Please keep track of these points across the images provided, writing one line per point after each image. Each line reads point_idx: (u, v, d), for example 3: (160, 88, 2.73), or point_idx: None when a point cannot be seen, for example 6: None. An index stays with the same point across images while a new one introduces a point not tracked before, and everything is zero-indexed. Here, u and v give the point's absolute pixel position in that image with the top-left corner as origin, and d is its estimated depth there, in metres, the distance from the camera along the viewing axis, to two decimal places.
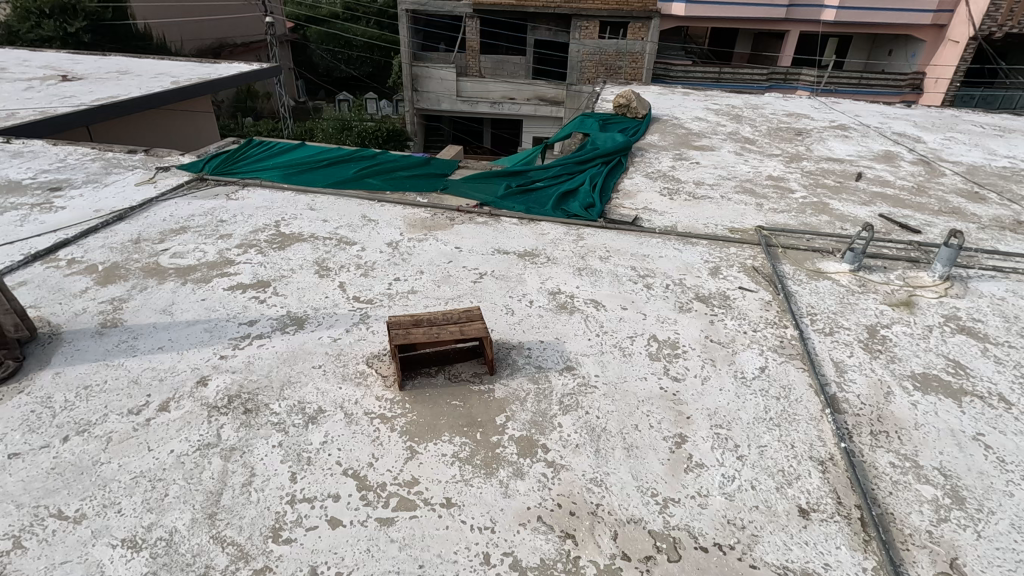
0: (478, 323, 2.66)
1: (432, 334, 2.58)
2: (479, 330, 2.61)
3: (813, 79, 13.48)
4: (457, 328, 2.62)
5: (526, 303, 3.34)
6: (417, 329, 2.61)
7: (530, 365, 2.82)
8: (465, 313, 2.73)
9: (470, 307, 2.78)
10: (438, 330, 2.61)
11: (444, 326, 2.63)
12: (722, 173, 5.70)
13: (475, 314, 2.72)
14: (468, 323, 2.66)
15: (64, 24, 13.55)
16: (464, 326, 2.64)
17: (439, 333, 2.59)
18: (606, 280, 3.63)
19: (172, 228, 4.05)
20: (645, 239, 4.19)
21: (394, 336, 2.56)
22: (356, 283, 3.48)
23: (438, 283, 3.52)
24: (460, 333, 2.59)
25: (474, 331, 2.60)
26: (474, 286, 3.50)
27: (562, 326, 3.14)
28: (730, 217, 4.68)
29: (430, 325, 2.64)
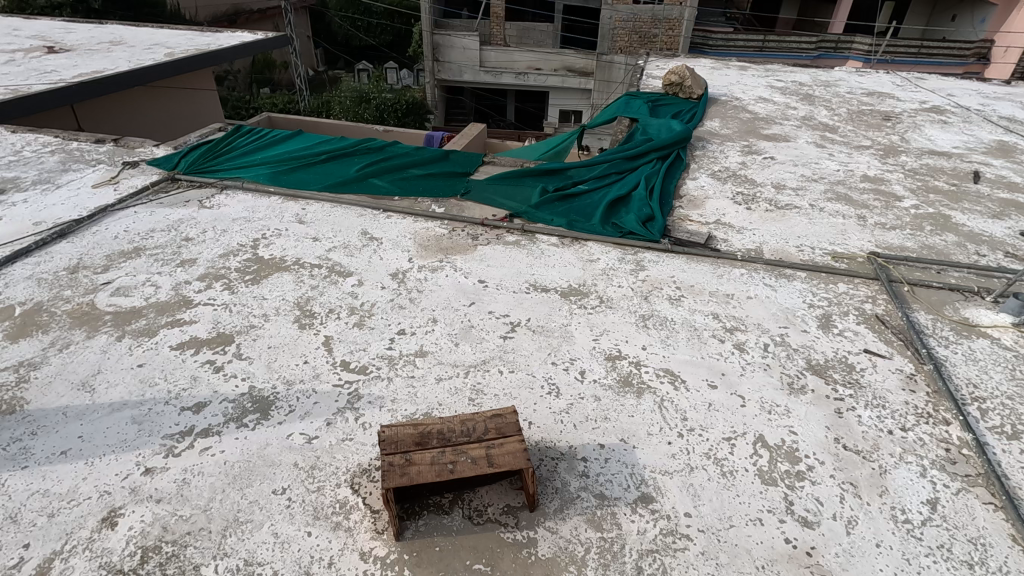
0: (516, 442, 1.79)
1: (444, 468, 1.68)
2: (518, 456, 1.74)
3: (867, 49, 11.80)
4: (481, 451, 1.75)
5: (576, 375, 2.44)
6: (420, 458, 1.71)
7: (587, 495, 1.93)
8: (493, 423, 1.85)
9: (501, 410, 1.90)
10: (451, 459, 1.71)
11: (464, 450, 1.75)
12: (805, 172, 4.64)
13: (511, 425, 1.84)
14: (500, 443, 1.78)
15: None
16: (492, 447, 1.76)
17: (455, 465, 1.70)
18: (680, 336, 2.70)
19: (122, 251, 3.21)
20: (724, 270, 3.23)
21: (386, 474, 1.65)
22: (347, 339, 2.61)
23: (455, 340, 2.63)
24: (487, 465, 1.71)
25: (509, 460, 1.72)
26: (506, 345, 2.60)
27: (629, 419, 2.23)
28: (828, 236, 3.67)
29: (441, 448, 1.75)
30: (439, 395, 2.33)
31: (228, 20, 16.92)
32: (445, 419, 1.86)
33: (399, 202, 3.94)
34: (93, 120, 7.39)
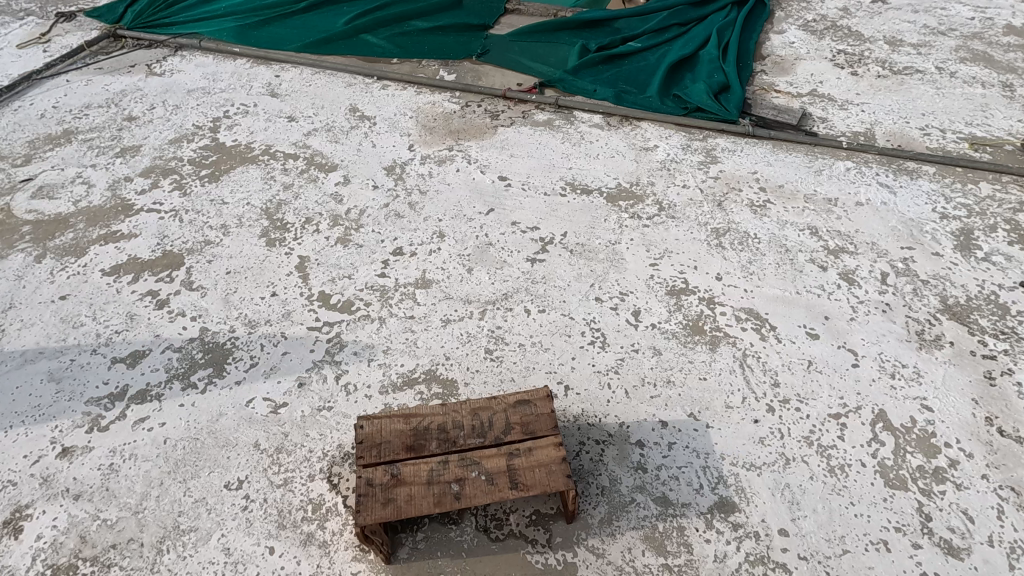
0: (553, 446, 1.24)
1: (444, 493, 1.18)
2: (554, 472, 1.21)
3: None
4: (499, 462, 1.22)
5: (627, 318, 1.83)
6: (410, 474, 1.20)
7: (644, 501, 1.42)
8: (518, 415, 1.29)
9: (531, 394, 1.33)
10: (456, 477, 1.20)
11: (474, 460, 1.23)
12: (929, 20, 3.53)
13: (545, 419, 1.29)
14: (529, 450, 1.24)
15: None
16: (514, 458, 1.23)
17: (460, 487, 1.19)
18: (767, 262, 2.02)
19: (49, 135, 2.54)
20: (823, 164, 2.44)
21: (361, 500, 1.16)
22: (327, 262, 2.01)
23: (467, 265, 2.01)
24: (508, 486, 1.19)
25: (541, 479, 1.19)
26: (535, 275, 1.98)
27: (700, 385, 1.66)
28: (964, 113, 2.76)
29: (440, 458, 1.23)
30: (446, 344, 1.76)
31: None
32: (449, 405, 1.32)
33: (399, 66, 3.08)
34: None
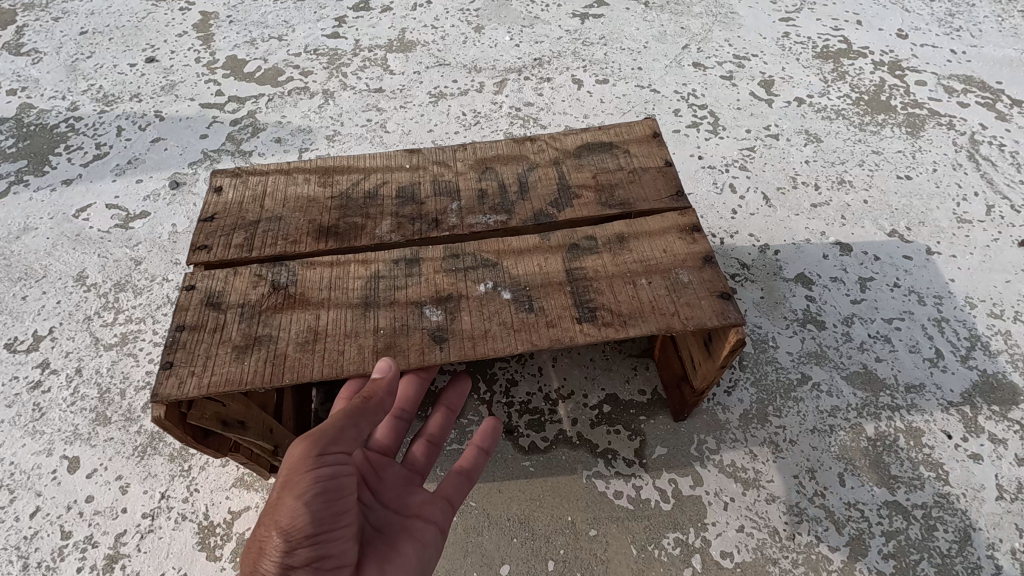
0: (672, 232, 0.60)
1: (407, 331, 0.54)
2: (684, 289, 0.55)
3: None
4: (546, 267, 0.58)
5: (752, 92, 1.06)
6: (322, 294, 0.56)
7: (827, 382, 0.70)
8: (583, 173, 0.67)
9: (611, 137, 0.70)
10: (436, 290, 0.56)
11: (482, 264, 0.58)
12: None
13: (653, 181, 0.65)
14: (614, 241, 0.59)
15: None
16: (580, 258, 0.58)
17: (443, 316, 0.54)
18: (981, 15, 1.20)
19: None
20: None
21: (186, 349, 0.53)
22: (246, 18, 1.23)
23: (475, 23, 1.21)
24: (567, 312, 0.54)
25: (654, 305, 0.54)
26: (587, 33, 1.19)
27: (901, 189, 0.90)
28: None
29: (402, 255, 0.59)
30: (438, 128, 1.01)
31: None
32: (432, 156, 0.70)
33: None
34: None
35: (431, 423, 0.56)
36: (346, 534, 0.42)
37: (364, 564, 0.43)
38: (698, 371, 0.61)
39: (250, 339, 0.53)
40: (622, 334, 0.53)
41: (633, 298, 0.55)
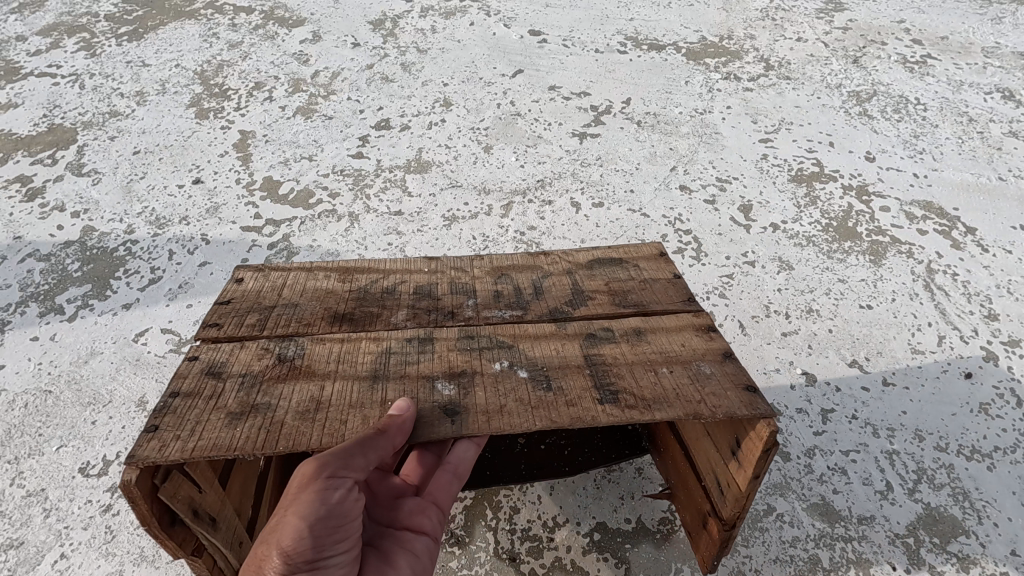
0: (687, 330, 0.66)
1: (420, 402, 0.58)
2: (707, 379, 0.59)
3: None
4: (564, 355, 0.63)
5: (733, 216, 1.18)
6: (329, 366, 0.61)
7: (789, 513, 0.80)
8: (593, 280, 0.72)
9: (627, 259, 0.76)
10: (452, 375, 0.61)
11: (500, 355, 0.63)
12: None
13: (659, 287, 0.72)
14: (635, 335, 0.65)
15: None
16: (597, 346, 0.64)
17: (456, 390, 0.58)
18: (943, 137, 1.32)
19: None
20: (1002, 10, 1.68)
21: (175, 414, 0.54)
22: (280, 137, 1.38)
23: (485, 143, 1.35)
24: (588, 405, 0.58)
25: (677, 394, 0.57)
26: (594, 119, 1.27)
27: (863, 318, 1.01)
28: None
29: (417, 336, 0.65)
30: (451, 252, 1.13)
31: None
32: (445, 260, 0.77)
33: None
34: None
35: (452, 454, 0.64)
36: (344, 555, 0.52)
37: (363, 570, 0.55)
38: (724, 468, 0.62)
39: (251, 420, 0.55)
40: (646, 416, 0.55)
41: (648, 395, 0.59)
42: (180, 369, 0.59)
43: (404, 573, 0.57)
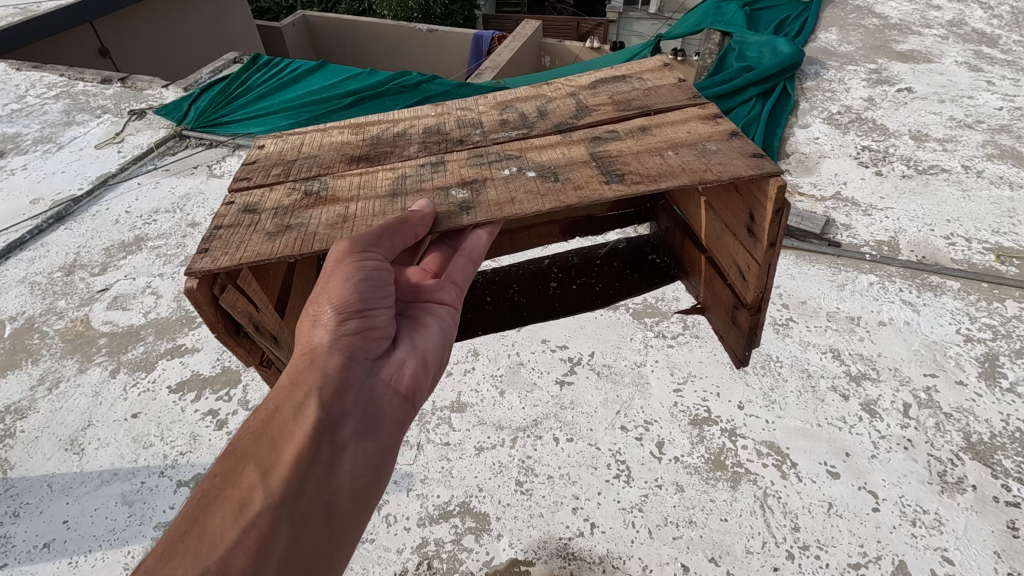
0: (692, 119, 1.51)
1: (438, 203, 1.32)
2: (715, 156, 1.34)
3: None
4: (578, 158, 1.42)
5: (651, 450, 1.93)
6: (353, 191, 1.42)
7: None
8: (602, 95, 1.69)
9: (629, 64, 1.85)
10: (465, 180, 1.39)
11: (506, 164, 1.43)
12: (952, 110, 3.60)
13: (661, 93, 1.65)
14: (638, 129, 1.50)
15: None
16: (604, 146, 1.45)
17: (466, 188, 1.36)
18: (789, 389, 2.09)
19: (122, 242, 2.80)
20: (847, 277, 2.51)
21: (224, 240, 1.29)
22: None
23: (500, 387, 2.15)
24: (597, 176, 1.34)
25: (700, 169, 1.29)
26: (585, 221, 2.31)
27: (721, 527, 1.74)
28: (992, 219, 2.80)
29: (435, 163, 1.48)
30: (478, 475, 1.91)
31: None
32: (462, 104, 1.76)
33: None
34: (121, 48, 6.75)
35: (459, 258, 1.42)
36: (385, 304, 1.23)
37: (403, 330, 1.29)
38: (770, 233, 1.35)
39: (283, 226, 1.31)
40: (655, 184, 1.27)
41: (643, 160, 1.37)
42: (231, 213, 1.37)
43: (429, 329, 1.32)
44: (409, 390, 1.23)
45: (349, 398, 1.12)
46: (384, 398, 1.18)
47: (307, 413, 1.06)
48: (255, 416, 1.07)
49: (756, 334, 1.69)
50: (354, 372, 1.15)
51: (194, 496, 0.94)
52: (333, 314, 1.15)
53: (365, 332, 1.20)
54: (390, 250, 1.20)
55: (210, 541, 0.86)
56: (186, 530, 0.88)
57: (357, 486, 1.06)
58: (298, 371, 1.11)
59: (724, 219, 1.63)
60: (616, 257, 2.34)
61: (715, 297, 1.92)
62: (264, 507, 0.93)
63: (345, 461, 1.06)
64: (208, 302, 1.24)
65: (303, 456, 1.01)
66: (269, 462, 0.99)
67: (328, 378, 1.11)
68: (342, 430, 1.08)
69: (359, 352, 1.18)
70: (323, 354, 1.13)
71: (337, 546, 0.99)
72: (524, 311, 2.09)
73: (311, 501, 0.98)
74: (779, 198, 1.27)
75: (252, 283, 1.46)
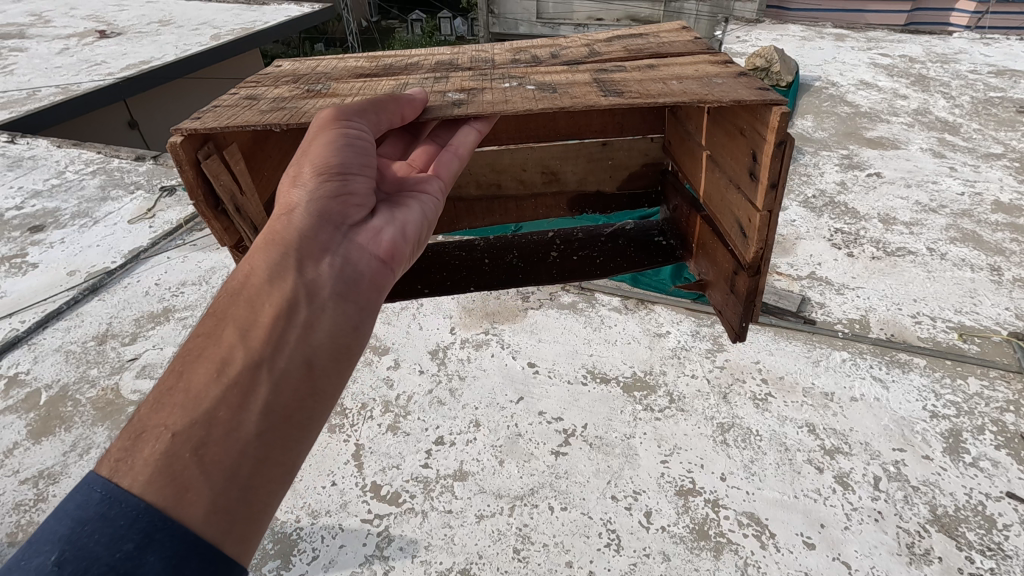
0: (702, 63, 1.54)
1: (432, 100, 1.35)
2: (714, 84, 1.35)
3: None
4: (580, 80, 1.46)
5: (640, 519, 2.09)
6: (353, 92, 1.52)
7: None
8: (617, 46, 1.77)
9: (650, 26, 1.97)
10: (464, 89, 1.45)
11: (506, 81, 1.49)
12: (918, 195, 3.92)
13: (679, 44, 1.72)
14: (645, 68, 1.54)
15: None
16: (605, 74, 1.50)
17: (461, 94, 1.41)
18: (768, 461, 2.25)
19: (151, 313, 3.03)
20: (821, 353, 2.71)
21: (215, 112, 1.43)
22: (379, 450, 2.36)
23: (500, 457, 2.31)
24: (594, 92, 1.35)
25: (699, 92, 1.30)
26: (594, 197, 2.54)
27: None
28: (955, 300, 3.03)
29: (438, 79, 1.57)
30: (478, 543, 2.05)
31: None
32: (479, 48, 1.89)
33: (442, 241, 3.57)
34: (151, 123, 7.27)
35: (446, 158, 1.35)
36: (368, 170, 1.16)
37: (388, 204, 1.22)
38: (765, 170, 1.35)
39: (276, 108, 1.41)
40: (650, 97, 1.29)
41: (645, 86, 1.38)
42: (230, 97, 1.54)
43: (414, 208, 1.24)
44: (389, 255, 1.13)
45: (329, 258, 1.04)
46: (364, 263, 1.08)
47: (283, 275, 0.99)
48: (234, 272, 1.01)
49: (755, 302, 1.61)
50: (334, 230, 1.08)
51: (180, 351, 0.91)
52: (313, 172, 1.08)
53: (344, 195, 1.11)
54: (373, 125, 1.19)
55: (193, 396, 0.85)
56: (170, 385, 0.87)
57: (336, 342, 1.00)
58: (277, 229, 1.02)
59: (729, 174, 1.64)
60: (621, 236, 2.32)
61: (715, 267, 1.86)
62: (242, 365, 0.89)
63: (324, 321, 0.99)
64: (190, 164, 1.40)
65: (280, 318, 0.95)
66: (247, 322, 0.94)
67: (304, 236, 1.03)
68: (321, 290, 1.01)
69: (338, 212, 1.09)
70: (299, 212, 1.05)
71: (316, 401, 0.95)
72: (519, 274, 2.14)
73: (291, 359, 0.94)
74: (781, 128, 1.24)
75: (239, 163, 1.63)
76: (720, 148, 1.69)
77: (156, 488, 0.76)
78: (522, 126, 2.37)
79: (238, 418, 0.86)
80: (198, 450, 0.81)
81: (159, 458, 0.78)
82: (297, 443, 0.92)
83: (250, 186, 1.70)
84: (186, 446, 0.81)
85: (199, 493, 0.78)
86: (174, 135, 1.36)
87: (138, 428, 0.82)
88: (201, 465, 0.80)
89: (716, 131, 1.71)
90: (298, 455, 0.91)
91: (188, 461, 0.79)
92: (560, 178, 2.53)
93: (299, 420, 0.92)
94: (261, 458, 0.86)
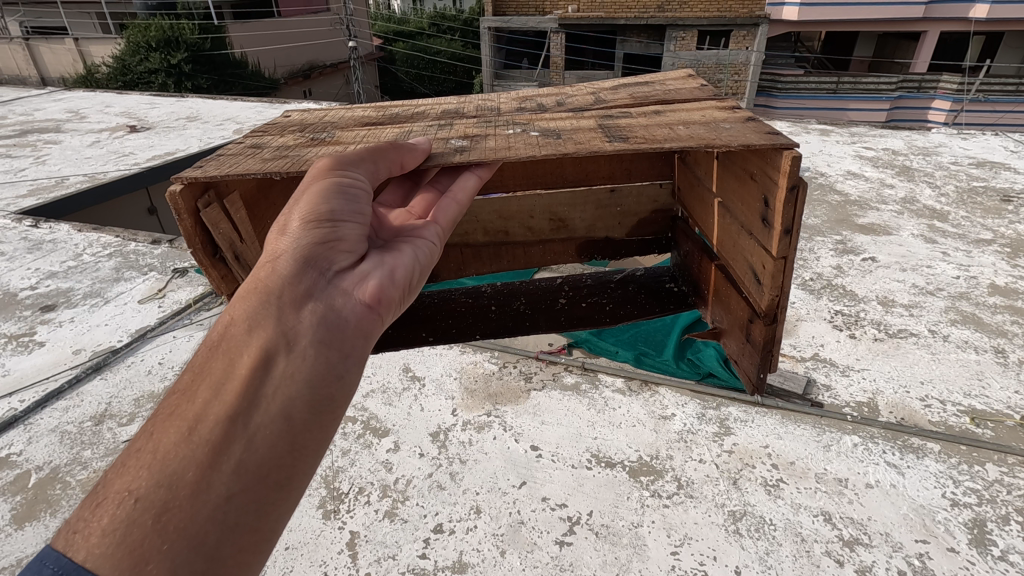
0: (709, 108, 1.64)
1: (435, 150, 1.45)
2: (724, 129, 1.43)
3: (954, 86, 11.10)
4: (588, 128, 1.56)
5: None
6: (359, 138, 1.64)
7: None
8: (622, 94, 1.90)
9: (656, 75, 2.12)
10: (468, 136, 1.56)
11: (511, 128, 1.61)
12: (914, 278, 3.99)
13: (689, 92, 1.85)
14: (650, 113, 1.65)
15: (167, 57, 14.53)
16: (611, 121, 1.60)
17: (462, 140, 1.52)
18: (784, 554, 2.13)
19: (152, 392, 3.02)
20: (832, 437, 2.64)
21: (216, 161, 1.52)
22: (374, 539, 2.25)
23: (501, 547, 2.20)
24: (599, 137, 1.45)
25: (713, 136, 1.36)
26: (604, 243, 2.63)
27: None
28: (963, 383, 3.00)
29: (442, 126, 1.69)
30: None
31: (301, 75, 17.42)
32: (485, 98, 2.03)
33: None
34: (168, 209, 7.62)
35: (444, 212, 1.41)
36: (361, 218, 1.19)
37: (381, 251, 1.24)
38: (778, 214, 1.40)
39: (280, 157, 1.51)
40: (662, 140, 1.38)
41: (650, 130, 1.48)
42: (235, 147, 1.63)
43: (406, 254, 1.26)
44: (376, 299, 1.13)
45: (311, 305, 1.05)
46: (348, 309, 1.08)
47: (262, 326, 1.00)
48: (216, 327, 1.03)
49: (773, 352, 1.65)
50: (319, 276, 1.08)
51: (156, 410, 0.92)
52: (300, 221, 1.11)
53: (332, 242, 1.13)
54: (371, 173, 1.28)
55: (161, 455, 0.85)
56: (142, 447, 0.87)
57: (316, 393, 0.99)
58: (259, 278, 1.05)
59: (741, 218, 1.71)
60: (632, 283, 2.37)
61: (730, 316, 1.90)
62: (213, 423, 0.89)
63: (304, 369, 0.99)
64: (188, 213, 1.50)
65: (257, 368, 0.96)
66: (222, 379, 0.95)
67: (287, 285, 1.04)
68: (301, 337, 1.01)
69: (323, 258, 1.11)
70: (283, 261, 1.07)
71: (293, 457, 0.94)
72: (527, 322, 2.18)
73: (267, 412, 0.94)
74: (793, 172, 1.31)
75: (240, 212, 1.73)
76: (732, 193, 1.77)
77: (112, 563, 0.75)
78: (528, 175, 2.45)
79: (207, 479, 0.85)
80: (162, 516, 0.80)
81: (119, 527, 0.77)
82: (273, 506, 0.89)
83: (250, 234, 1.80)
84: (149, 513, 0.79)
85: (158, 566, 0.76)
86: (174, 184, 1.46)
87: (101, 495, 0.82)
88: (163, 533, 0.79)
89: (726, 175, 1.80)
90: (273, 518, 0.89)
91: (150, 529, 0.78)
92: (568, 225, 2.62)
93: (275, 479, 0.91)
94: (231, 523, 0.84)
